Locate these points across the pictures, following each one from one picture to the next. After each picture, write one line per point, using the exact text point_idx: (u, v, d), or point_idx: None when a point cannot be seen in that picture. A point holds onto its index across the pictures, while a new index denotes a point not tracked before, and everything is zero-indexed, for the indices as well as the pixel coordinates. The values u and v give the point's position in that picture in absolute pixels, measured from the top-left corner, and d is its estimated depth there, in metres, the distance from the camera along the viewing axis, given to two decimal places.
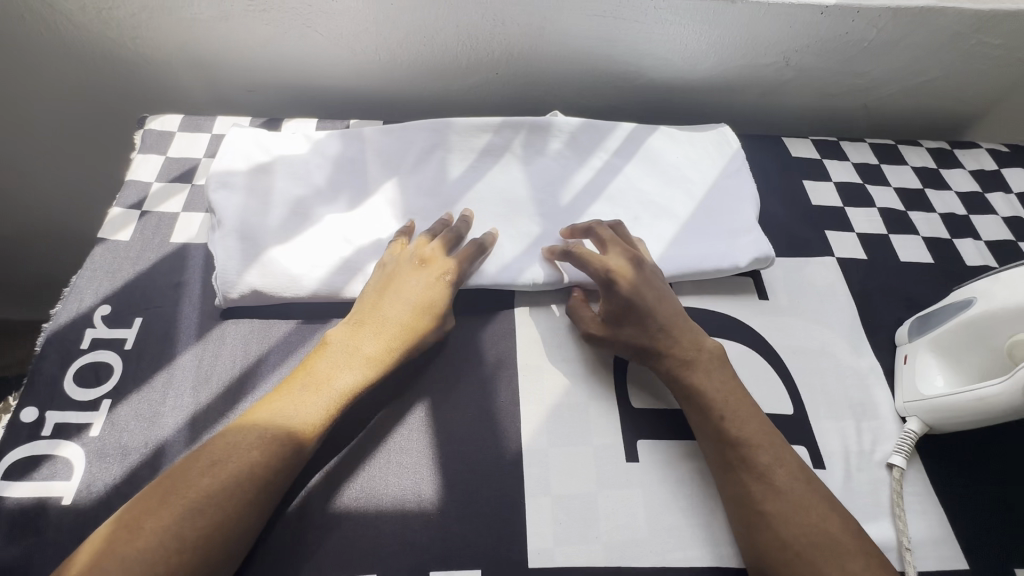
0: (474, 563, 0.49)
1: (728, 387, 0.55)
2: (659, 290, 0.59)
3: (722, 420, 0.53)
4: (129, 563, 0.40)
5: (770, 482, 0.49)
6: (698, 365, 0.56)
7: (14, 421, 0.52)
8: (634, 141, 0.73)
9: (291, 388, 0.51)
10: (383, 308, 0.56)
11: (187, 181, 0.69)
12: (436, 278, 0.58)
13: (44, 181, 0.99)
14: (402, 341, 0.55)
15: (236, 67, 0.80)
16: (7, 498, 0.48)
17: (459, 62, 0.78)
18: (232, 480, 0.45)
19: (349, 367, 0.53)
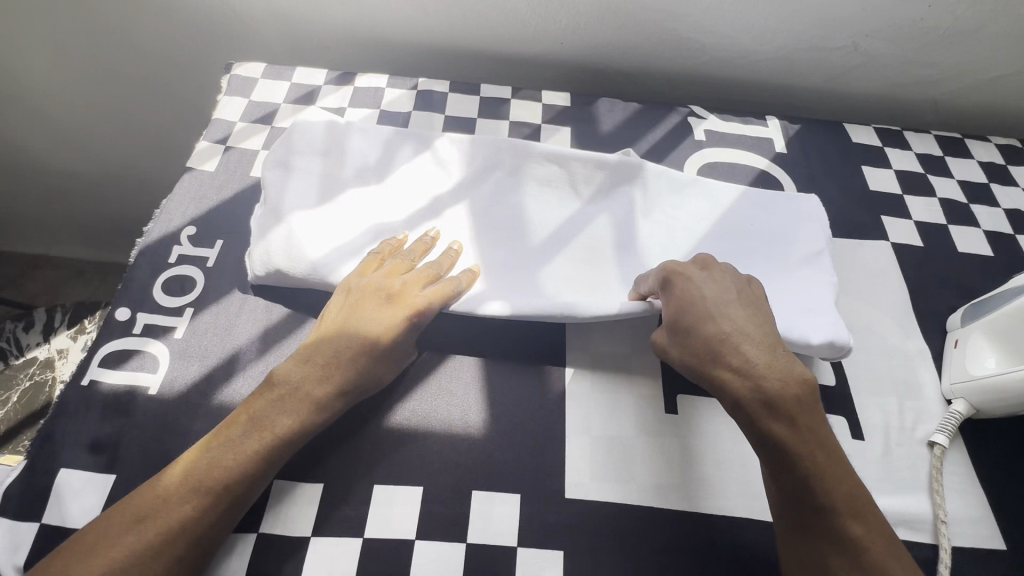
0: (514, 488, 0.52)
1: (819, 438, 0.48)
2: (744, 318, 0.53)
3: (817, 484, 0.47)
4: None
5: (858, 555, 0.45)
6: (787, 409, 0.48)
7: (110, 319, 0.58)
8: (707, 186, 0.70)
9: (230, 433, 0.48)
10: (341, 349, 0.52)
11: (268, 123, 0.74)
12: (400, 318, 0.53)
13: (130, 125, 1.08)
14: (350, 386, 0.51)
15: (316, 23, 0.85)
16: (102, 382, 0.54)
17: (527, 29, 0.81)
18: (157, 537, 0.43)
19: (295, 412, 0.49)
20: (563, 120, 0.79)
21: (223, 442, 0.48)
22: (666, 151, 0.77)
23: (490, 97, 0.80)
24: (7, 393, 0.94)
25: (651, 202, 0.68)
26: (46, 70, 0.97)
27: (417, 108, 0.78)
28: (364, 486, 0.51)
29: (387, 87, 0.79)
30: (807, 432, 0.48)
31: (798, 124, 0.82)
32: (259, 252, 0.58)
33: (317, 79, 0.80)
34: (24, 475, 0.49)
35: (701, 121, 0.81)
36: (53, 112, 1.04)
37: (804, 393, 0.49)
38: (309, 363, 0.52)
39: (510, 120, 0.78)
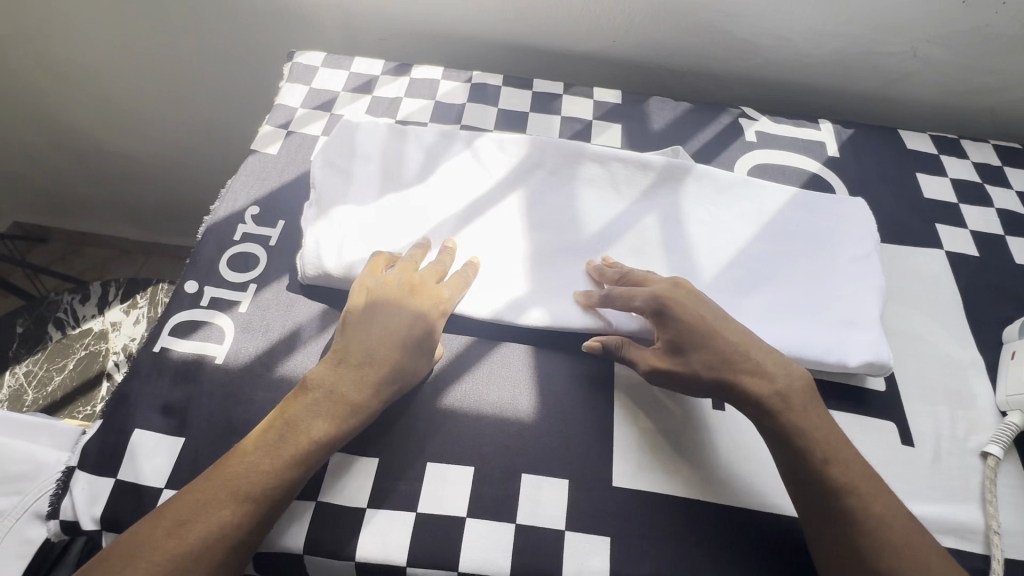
0: (563, 474, 0.53)
1: (827, 427, 0.51)
2: (723, 320, 0.55)
3: (825, 466, 0.49)
4: None
5: (882, 537, 0.46)
6: (790, 398, 0.51)
7: (179, 291, 0.60)
8: (753, 187, 0.70)
9: (265, 437, 0.49)
10: (366, 348, 0.53)
11: (327, 110, 0.77)
12: (425, 310, 0.55)
13: (186, 109, 1.12)
14: (383, 384, 0.52)
15: (374, 15, 0.87)
16: (172, 350, 0.56)
17: (581, 25, 0.82)
18: (198, 545, 0.44)
19: (327, 413, 0.50)
20: (613, 117, 0.80)
21: (258, 446, 0.48)
22: (717, 151, 0.77)
23: (542, 92, 0.81)
24: (64, 361, 0.99)
25: (695, 205, 0.68)
26: (112, 54, 1.01)
27: (470, 100, 0.79)
28: (417, 462, 0.53)
29: (442, 79, 0.81)
30: (802, 417, 0.51)
31: (851, 129, 0.81)
32: (311, 251, 0.59)
33: (374, 69, 0.82)
34: (101, 434, 0.52)
35: (753, 122, 0.80)
36: (116, 94, 1.09)
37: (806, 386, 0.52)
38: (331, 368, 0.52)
39: (562, 115, 0.79)
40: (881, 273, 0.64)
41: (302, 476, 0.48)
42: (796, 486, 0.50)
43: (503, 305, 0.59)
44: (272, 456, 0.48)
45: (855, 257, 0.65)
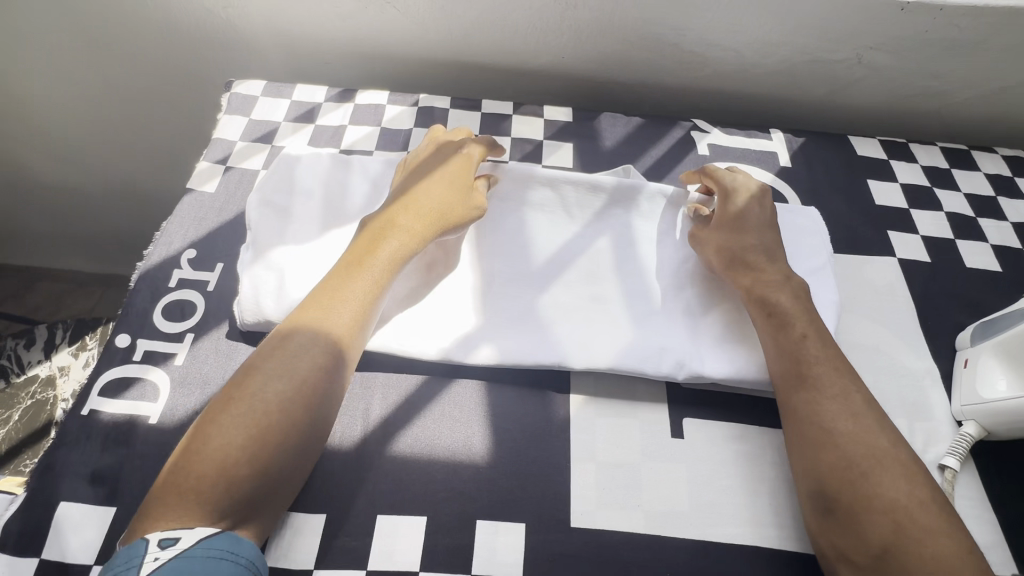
0: (519, 517, 0.51)
1: (809, 314, 0.57)
2: (768, 222, 0.64)
3: (804, 340, 0.55)
4: (226, 435, 0.45)
5: (844, 405, 0.52)
6: (780, 281, 0.59)
7: (110, 346, 0.57)
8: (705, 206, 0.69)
9: (342, 265, 0.56)
10: (422, 190, 0.61)
11: (268, 142, 0.74)
12: (452, 157, 0.65)
13: (129, 139, 1.07)
14: (437, 210, 0.60)
15: (316, 37, 0.84)
16: (102, 412, 0.53)
17: (527, 43, 0.80)
18: (301, 359, 0.50)
19: (399, 238, 0.58)
20: (564, 136, 0.78)
21: (341, 271, 0.55)
22: (669, 166, 0.77)
23: (491, 113, 0.79)
24: (8, 412, 0.94)
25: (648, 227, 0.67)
26: (44, 88, 0.97)
27: (417, 125, 0.77)
28: (367, 517, 0.51)
29: (388, 103, 0.79)
30: (788, 299, 0.58)
31: (802, 137, 0.81)
32: (248, 298, 0.57)
33: (317, 96, 0.79)
34: (22, 511, 0.48)
35: (705, 135, 0.80)
36: (52, 128, 1.04)
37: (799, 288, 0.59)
38: (380, 228, 0.58)
39: (512, 136, 0.77)
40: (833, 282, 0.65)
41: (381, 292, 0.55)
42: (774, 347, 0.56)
43: (452, 344, 0.58)
44: (362, 291, 0.54)
45: (806, 270, 0.65)
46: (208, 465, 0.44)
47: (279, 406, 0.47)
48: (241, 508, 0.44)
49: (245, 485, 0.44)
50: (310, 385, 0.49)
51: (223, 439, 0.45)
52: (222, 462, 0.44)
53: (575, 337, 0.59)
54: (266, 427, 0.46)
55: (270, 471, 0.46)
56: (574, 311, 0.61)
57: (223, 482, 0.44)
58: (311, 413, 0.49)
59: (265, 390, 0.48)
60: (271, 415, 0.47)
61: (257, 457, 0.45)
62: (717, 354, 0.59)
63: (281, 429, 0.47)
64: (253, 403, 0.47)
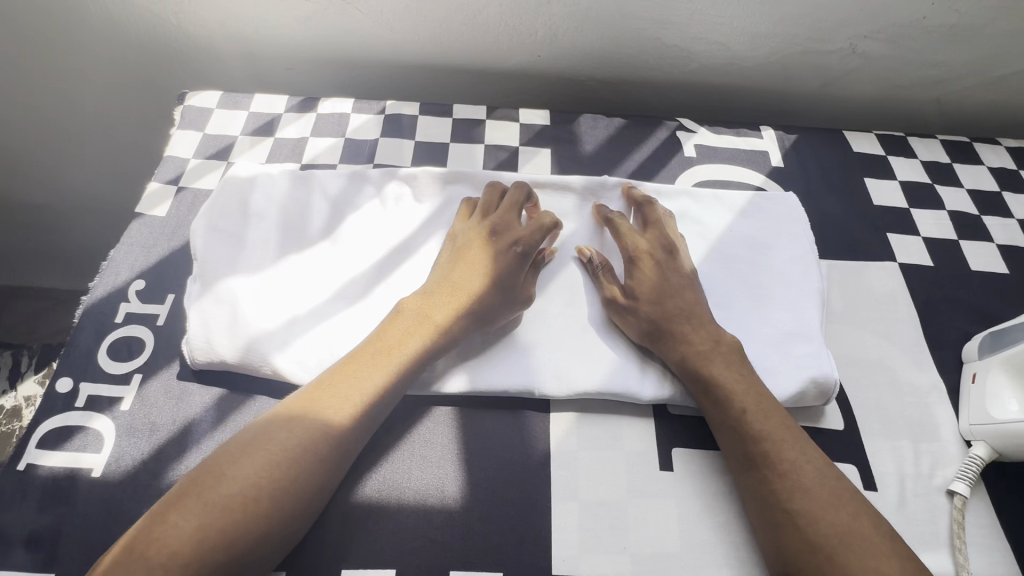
0: (496, 566, 0.47)
1: (746, 380, 0.53)
2: (685, 280, 0.58)
3: (744, 417, 0.51)
4: (203, 516, 0.42)
5: (795, 480, 0.47)
6: (712, 354, 0.54)
7: (50, 391, 0.53)
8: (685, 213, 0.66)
9: (362, 350, 0.51)
10: (459, 281, 0.56)
11: (223, 159, 0.69)
12: (503, 248, 0.58)
13: (87, 155, 1.01)
14: (469, 305, 0.55)
15: (275, 42, 0.79)
16: (40, 466, 0.49)
17: (500, 42, 0.76)
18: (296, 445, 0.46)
19: (419, 330, 0.53)
20: (542, 141, 0.73)
21: (356, 360, 0.51)
22: (654, 170, 0.72)
23: (463, 118, 0.75)
24: None
25: None
26: None
27: (384, 135, 0.72)
28: (331, 570, 0.47)
29: (353, 112, 0.74)
30: (722, 370, 0.53)
31: (794, 134, 0.77)
32: (198, 336, 0.53)
33: (277, 107, 0.74)
34: None
35: (691, 135, 0.75)
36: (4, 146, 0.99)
37: (731, 351, 0.54)
38: (411, 311, 0.54)
39: (486, 144, 0.73)
40: (818, 275, 0.62)
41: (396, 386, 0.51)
42: (718, 430, 0.52)
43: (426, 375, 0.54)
44: (376, 383, 0.50)
45: (787, 262, 0.63)
46: (185, 539, 0.41)
47: (271, 486, 0.44)
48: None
49: (219, 566, 0.41)
50: (313, 470, 0.46)
51: (206, 513, 0.42)
52: (203, 539, 0.41)
53: (558, 362, 0.55)
54: (258, 507, 0.43)
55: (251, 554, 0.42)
56: (554, 330, 0.57)
57: (197, 561, 0.40)
58: (305, 498, 0.45)
59: (254, 471, 0.44)
60: (258, 499, 0.43)
61: (238, 538, 0.42)
62: None
63: (270, 511, 0.43)
64: (242, 479, 0.44)
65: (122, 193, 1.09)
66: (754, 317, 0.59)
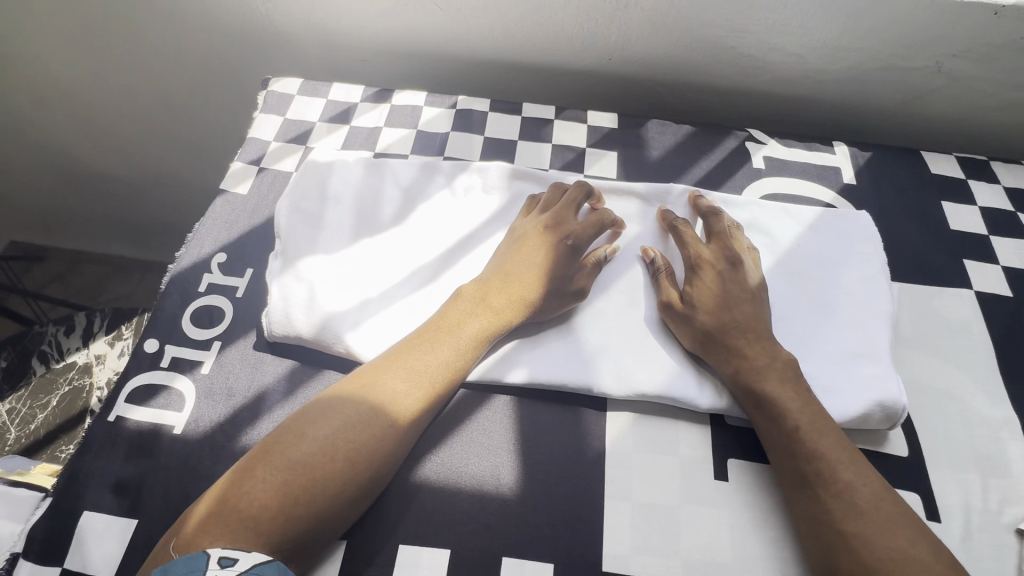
0: (547, 557, 0.48)
1: (803, 398, 0.52)
2: (747, 293, 0.57)
3: (799, 434, 0.50)
4: (280, 478, 0.44)
5: (851, 501, 0.46)
6: (770, 369, 0.53)
7: (139, 350, 0.57)
8: (752, 225, 0.66)
9: (426, 334, 0.53)
10: (515, 271, 0.58)
11: (302, 143, 0.72)
12: (554, 241, 0.60)
13: (183, 130, 1.08)
14: (525, 294, 0.56)
15: (354, 35, 0.82)
16: (128, 419, 0.53)
17: (573, 43, 0.76)
18: (366, 419, 0.48)
19: (479, 316, 0.55)
20: (609, 144, 0.74)
21: (421, 342, 0.53)
22: (721, 179, 0.71)
23: (532, 117, 0.76)
24: (48, 397, 0.97)
25: None
26: (94, 80, 0.99)
27: (455, 129, 0.74)
28: (389, 543, 0.49)
29: (425, 105, 0.76)
30: (777, 386, 0.52)
31: (869, 152, 0.75)
32: (278, 310, 0.56)
33: (354, 96, 0.77)
34: (47, 517, 0.48)
35: (761, 146, 0.74)
36: (96, 118, 1.06)
37: (787, 368, 0.53)
38: (472, 297, 0.56)
39: (553, 143, 0.74)
40: (890, 297, 0.61)
41: (457, 370, 0.52)
42: (770, 446, 0.52)
43: (489, 364, 0.55)
44: (439, 366, 0.51)
45: (856, 282, 0.62)
46: (267, 496, 0.43)
47: (344, 455, 0.46)
48: (289, 547, 0.43)
49: (298, 524, 0.44)
50: (380, 442, 0.47)
51: (287, 473, 0.44)
52: (281, 498, 0.43)
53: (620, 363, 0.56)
54: (334, 472, 0.45)
55: (324, 518, 0.45)
56: (615, 329, 0.58)
57: (276, 519, 0.43)
58: (373, 469, 0.47)
59: (326, 441, 0.46)
60: (331, 467, 0.45)
61: (316, 499, 0.44)
62: None
63: (343, 477, 0.46)
64: (316, 447, 0.46)
65: (209, 167, 1.15)
66: (820, 335, 0.58)
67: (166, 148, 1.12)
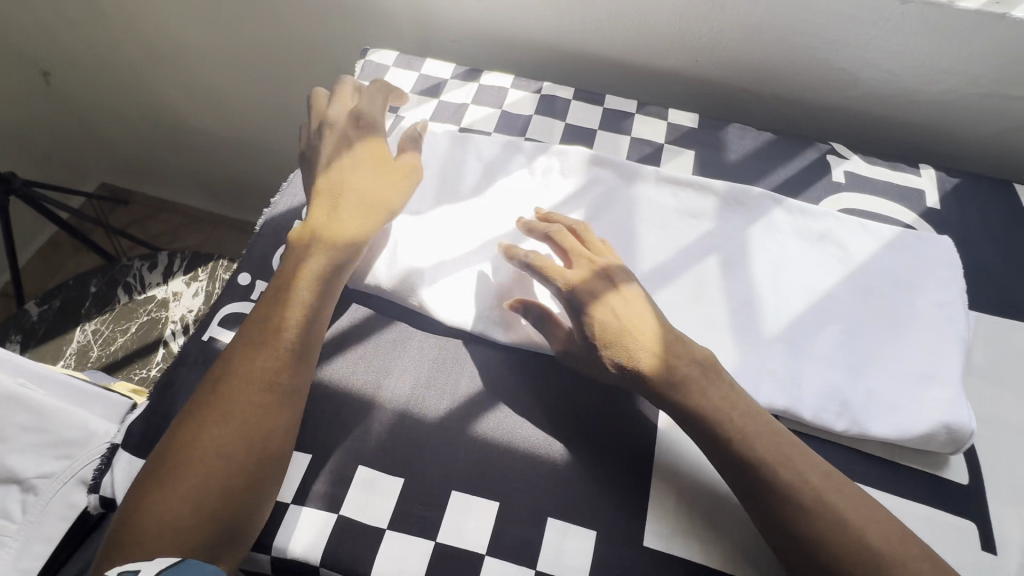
0: (590, 524, 0.50)
1: (755, 424, 0.49)
2: (615, 303, 0.53)
3: (764, 464, 0.47)
4: (181, 493, 0.45)
5: (840, 533, 0.44)
6: (715, 398, 0.50)
7: (233, 282, 0.62)
8: (827, 236, 0.65)
9: (289, 321, 0.53)
10: (339, 182, 0.60)
11: (393, 111, 0.76)
12: (352, 141, 0.63)
13: (275, 92, 1.14)
14: (326, 206, 0.59)
15: (449, 15, 0.85)
16: (219, 341, 0.58)
17: (663, 41, 0.77)
18: (255, 413, 0.49)
19: (336, 249, 0.57)
20: (687, 143, 0.75)
21: (275, 328, 0.53)
22: (799, 189, 0.71)
23: (613, 109, 0.77)
24: (128, 324, 1.05)
25: (765, 244, 0.64)
26: (201, 41, 1.06)
27: (538, 112, 0.77)
28: (442, 488, 0.51)
29: (511, 87, 0.79)
30: (722, 415, 0.49)
31: (957, 178, 0.73)
32: (363, 260, 0.60)
33: (445, 72, 0.81)
34: (144, 417, 0.54)
35: (843, 161, 0.73)
36: (199, 76, 1.14)
37: (728, 392, 0.51)
38: (303, 281, 0.55)
39: (632, 136, 0.75)
40: (965, 324, 0.59)
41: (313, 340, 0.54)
42: (730, 481, 0.49)
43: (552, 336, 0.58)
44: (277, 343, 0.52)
45: (931, 305, 0.61)
46: (172, 512, 0.45)
47: (242, 448, 0.48)
48: (211, 545, 0.45)
49: (209, 525, 0.45)
50: (278, 427, 0.50)
51: (179, 487, 0.46)
52: (186, 509, 0.45)
53: None
54: (219, 464, 0.47)
55: (241, 511, 0.47)
56: (675, 320, 0.59)
57: (188, 527, 0.45)
58: (276, 455, 0.49)
59: (220, 441, 0.47)
60: (234, 461, 0.47)
61: (226, 494, 0.46)
62: (821, 385, 0.56)
63: (249, 469, 0.47)
64: (211, 452, 0.47)
65: (295, 132, 1.21)
66: (888, 352, 0.58)
67: (257, 109, 1.19)
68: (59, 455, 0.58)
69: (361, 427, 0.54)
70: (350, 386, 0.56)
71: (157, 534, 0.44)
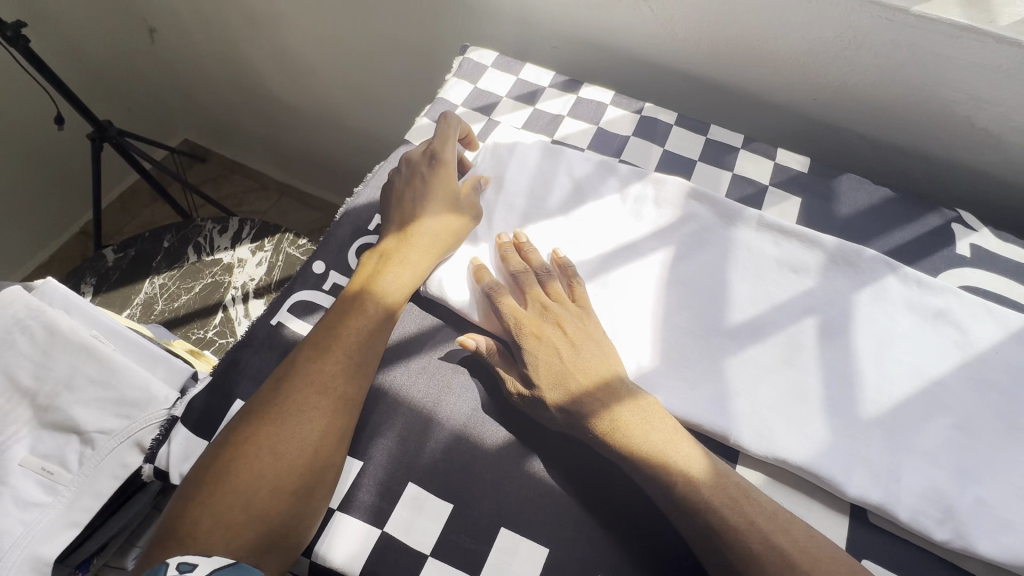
0: None
1: (734, 497, 0.46)
2: (564, 351, 0.52)
3: (747, 542, 0.44)
4: (234, 498, 0.45)
5: None
6: (694, 474, 0.46)
7: (307, 268, 0.61)
8: (947, 314, 0.58)
9: (351, 337, 0.53)
10: (421, 225, 0.60)
11: (487, 114, 0.74)
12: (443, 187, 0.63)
13: (365, 77, 1.14)
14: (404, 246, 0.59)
15: (556, 20, 0.82)
16: (287, 328, 0.58)
17: (782, 74, 0.72)
18: (314, 421, 0.48)
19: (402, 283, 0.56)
20: (794, 188, 0.69)
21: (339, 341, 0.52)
22: (914, 256, 0.64)
23: (717, 140, 0.72)
24: (193, 283, 1.08)
25: (872, 315, 0.58)
26: (301, 17, 1.07)
27: (635, 134, 0.73)
28: (491, 524, 0.48)
29: (611, 104, 0.75)
30: (706, 490, 0.46)
31: None
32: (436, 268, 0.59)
33: (544, 79, 0.78)
34: (207, 392, 0.54)
35: (970, 232, 0.66)
36: (294, 50, 1.16)
37: (711, 467, 0.47)
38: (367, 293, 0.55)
39: (734, 173, 0.70)
40: None
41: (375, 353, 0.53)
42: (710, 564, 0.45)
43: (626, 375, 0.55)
44: (341, 357, 0.51)
45: None
46: (225, 513, 0.44)
47: (299, 457, 0.47)
48: (263, 549, 0.44)
49: (261, 532, 0.45)
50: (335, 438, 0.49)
51: (234, 491, 0.45)
52: (240, 513, 0.45)
53: (766, 420, 0.52)
54: (270, 469, 0.46)
55: (293, 521, 0.46)
56: (762, 383, 0.54)
57: (241, 532, 0.44)
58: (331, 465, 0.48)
59: (276, 447, 0.47)
60: (288, 470, 0.46)
61: (278, 503, 0.45)
62: (925, 485, 0.50)
63: (304, 478, 0.47)
64: (268, 459, 0.46)
65: (379, 118, 1.22)
66: (1008, 460, 0.51)
67: (346, 90, 1.19)
68: (120, 414, 0.58)
69: (416, 444, 0.52)
70: (407, 398, 0.54)
71: (211, 534, 0.44)
